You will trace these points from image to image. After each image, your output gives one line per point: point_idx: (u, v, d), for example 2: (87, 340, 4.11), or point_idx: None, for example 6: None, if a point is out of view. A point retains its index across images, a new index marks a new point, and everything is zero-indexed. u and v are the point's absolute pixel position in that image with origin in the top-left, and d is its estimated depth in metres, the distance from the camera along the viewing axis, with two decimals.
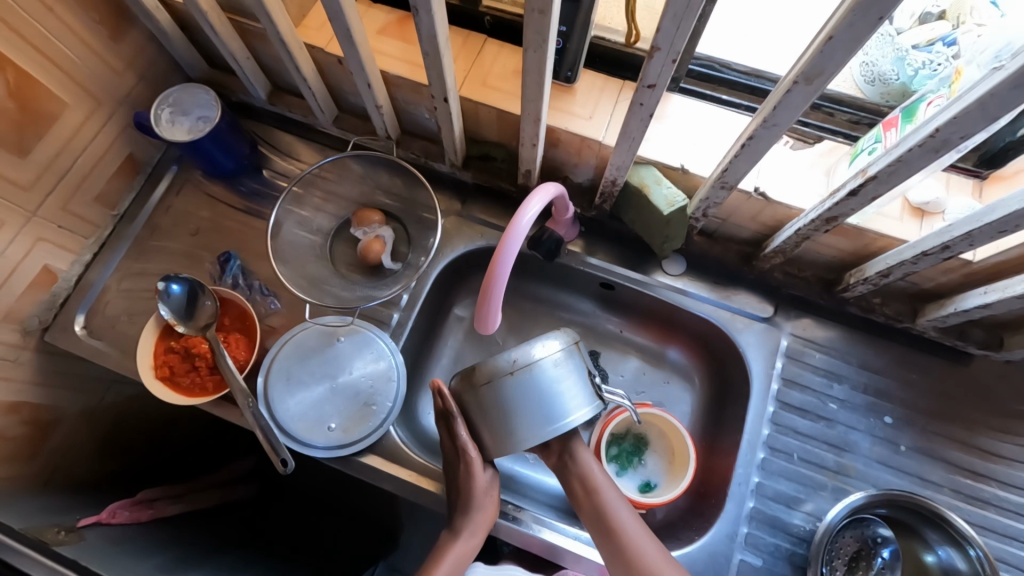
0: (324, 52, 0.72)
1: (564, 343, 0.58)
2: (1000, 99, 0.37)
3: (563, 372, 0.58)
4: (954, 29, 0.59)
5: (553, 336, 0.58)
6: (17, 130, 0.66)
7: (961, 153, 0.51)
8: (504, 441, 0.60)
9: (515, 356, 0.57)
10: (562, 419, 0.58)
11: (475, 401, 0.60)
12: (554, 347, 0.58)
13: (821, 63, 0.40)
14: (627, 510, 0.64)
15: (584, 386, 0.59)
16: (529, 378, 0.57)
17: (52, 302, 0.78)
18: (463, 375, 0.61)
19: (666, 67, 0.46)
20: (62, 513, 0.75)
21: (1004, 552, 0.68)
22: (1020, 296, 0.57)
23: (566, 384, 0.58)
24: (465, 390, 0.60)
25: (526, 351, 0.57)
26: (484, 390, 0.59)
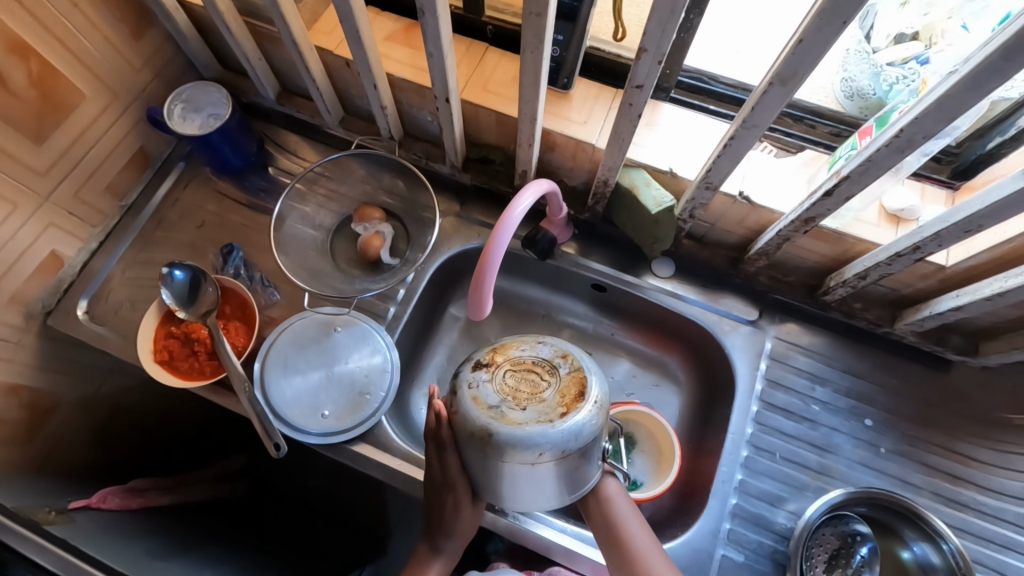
0: (334, 54, 0.76)
1: (594, 426, 0.50)
2: (955, 100, 0.40)
3: (581, 459, 0.52)
4: (926, 49, 0.64)
5: (585, 422, 0.49)
6: (36, 118, 0.68)
7: (923, 159, 0.57)
8: (497, 489, 0.57)
9: (541, 451, 0.48)
10: (563, 489, 0.56)
11: (478, 458, 0.52)
12: (584, 440, 0.50)
13: (794, 65, 0.43)
14: (640, 525, 0.62)
15: (595, 459, 0.55)
16: (548, 466, 0.50)
17: (57, 287, 0.80)
18: (470, 427, 0.50)
19: (653, 69, 0.49)
20: (53, 496, 0.76)
21: (982, 554, 0.69)
22: (990, 298, 0.59)
23: (578, 468, 0.54)
24: (468, 443, 0.51)
25: (553, 446, 0.49)
26: (491, 459, 0.50)
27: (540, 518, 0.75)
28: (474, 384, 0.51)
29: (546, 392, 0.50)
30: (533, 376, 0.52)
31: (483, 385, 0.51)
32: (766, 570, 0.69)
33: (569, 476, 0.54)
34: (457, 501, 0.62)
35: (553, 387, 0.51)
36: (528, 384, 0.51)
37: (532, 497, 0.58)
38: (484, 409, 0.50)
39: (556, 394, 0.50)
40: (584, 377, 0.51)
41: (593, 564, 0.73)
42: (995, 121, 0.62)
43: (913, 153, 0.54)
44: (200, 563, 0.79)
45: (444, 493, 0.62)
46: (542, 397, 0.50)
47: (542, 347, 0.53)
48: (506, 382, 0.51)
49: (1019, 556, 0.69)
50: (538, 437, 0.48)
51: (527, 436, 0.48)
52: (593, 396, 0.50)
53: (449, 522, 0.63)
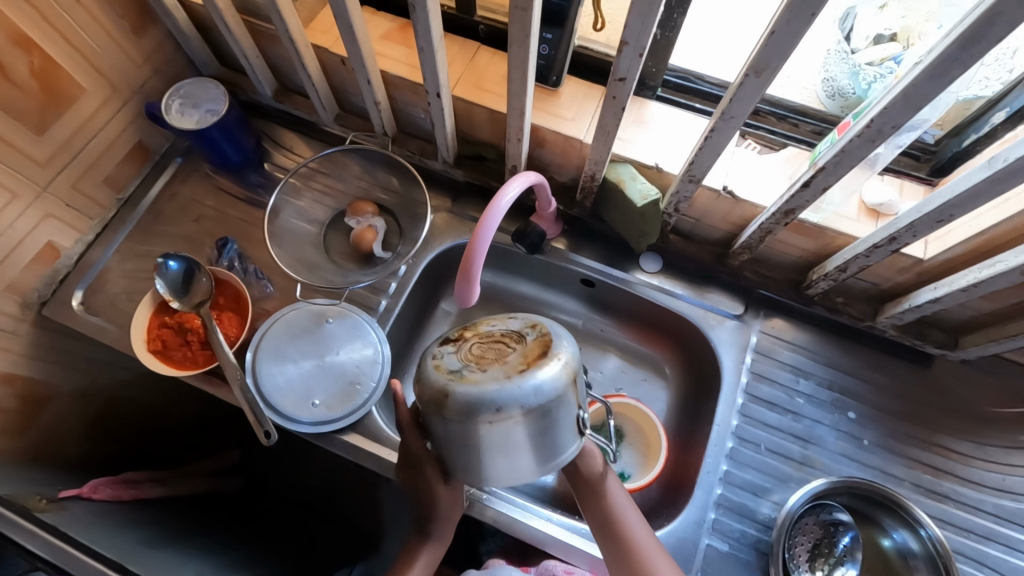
0: (330, 52, 0.78)
1: (559, 384, 0.49)
2: (920, 89, 0.42)
3: (549, 422, 0.51)
4: (905, 50, 0.65)
5: (547, 379, 0.49)
6: (37, 110, 0.70)
7: (895, 151, 0.60)
8: (470, 467, 0.55)
9: (499, 407, 0.48)
10: (539, 461, 0.54)
11: (443, 428, 0.51)
12: (545, 397, 0.49)
13: (768, 57, 0.45)
14: (637, 518, 0.63)
15: (569, 428, 0.54)
16: (510, 428, 0.49)
17: (54, 278, 0.81)
18: (430, 392, 0.50)
19: (634, 61, 0.51)
20: (46, 484, 0.76)
21: (962, 545, 0.70)
22: (965, 289, 0.61)
23: (549, 435, 0.52)
24: (432, 412, 0.51)
25: (511, 403, 0.48)
26: (452, 424, 0.50)
27: (527, 508, 0.76)
28: (438, 355, 0.53)
29: (509, 355, 0.50)
30: (500, 344, 0.52)
31: (448, 356, 0.52)
32: (750, 559, 0.70)
33: (541, 445, 0.53)
34: (427, 480, 0.65)
35: (518, 351, 0.51)
36: (493, 350, 0.52)
37: (507, 475, 0.55)
38: (444, 373, 0.50)
39: (520, 355, 0.50)
40: (550, 340, 0.51)
41: (590, 558, 0.73)
42: (971, 119, 0.64)
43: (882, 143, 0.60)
44: (190, 552, 0.79)
45: (421, 478, 0.65)
46: (505, 360, 0.50)
47: (512, 321, 0.54)
48: (471, 350, 0.52)
49: (1000, 546, 0.70)
50: (494, 392, 0.48)
51: (484, 394, 0.48)
52: (558, 355, 0.50)
53: (434, 506, 0.65)
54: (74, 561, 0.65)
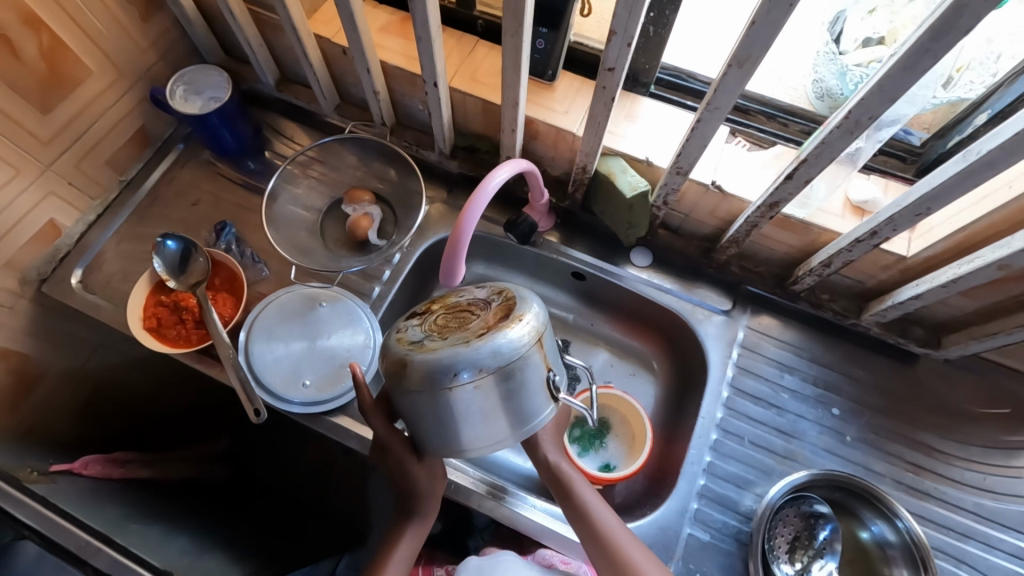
0: (331, 42, 0.79)
1: (520, 345, 0.52)
2: (893, 82, 0.43)
3: (513, 382, 0.53)
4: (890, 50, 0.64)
5: (508, 339, 0.51)
6: (44, 90, 0.72)
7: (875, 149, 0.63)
8: (446, 438, 0.58)
9: (456, 372, 0.51)
10: (510, 423, 0.57)
11: (411, 401, 0.55)
12: (505, 358, 0.51)
13: (749, 48, 0.47)
14: (609, 511, 0.64)
15: (539, 388, 0.56)
16: (474, 391, 0.52)
17: (53, 256, 0.83)
18: (393, 364, 0.54)
19: (622, 51, 0.53)
20: (36, 458, 0.78)
21: (941, 541, 0.71)
22: (945, 285, 0.62)
23: (517, 396, 0.55)
24: (400, 385, 0.54)
25: (471, 366, 0.51)
26: (419, 395, 0.53)
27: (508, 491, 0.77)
28: (404, 330, 0.58)
29: (470, 324, 0.54)
30: (464, 316, 0.57)
31: (413, 329, 0.57)
32: (730, 549, 0.70)
33: (509, 407, 0.55)
34: (398, 460, 0.67)
35: (480, 318, 0.55)
36: (455, 319, 0.56)
37: (482, 443, 0.58)
38: (405, 343, 0.55)
39: (481, 321, 0.54)
40: (510, 307, 0.55)
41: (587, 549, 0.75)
42: (955, 121, 0.66)
43: (863, 137, 0.62)
44: (177, 531, 0.80)
45: (397, 460, 0.67)
46: (467, 329, 0.54)
47: (479, 293, 0.60)
48: (435, 321, 0.57)
49: (979, 544, 0.71)
50: (450, 356, 0.51)
51: (441, 358, 0.51)
52: (518, 315, 0.53)
53: (414, 483, 0.67)
54: (63, 532, 0.66)
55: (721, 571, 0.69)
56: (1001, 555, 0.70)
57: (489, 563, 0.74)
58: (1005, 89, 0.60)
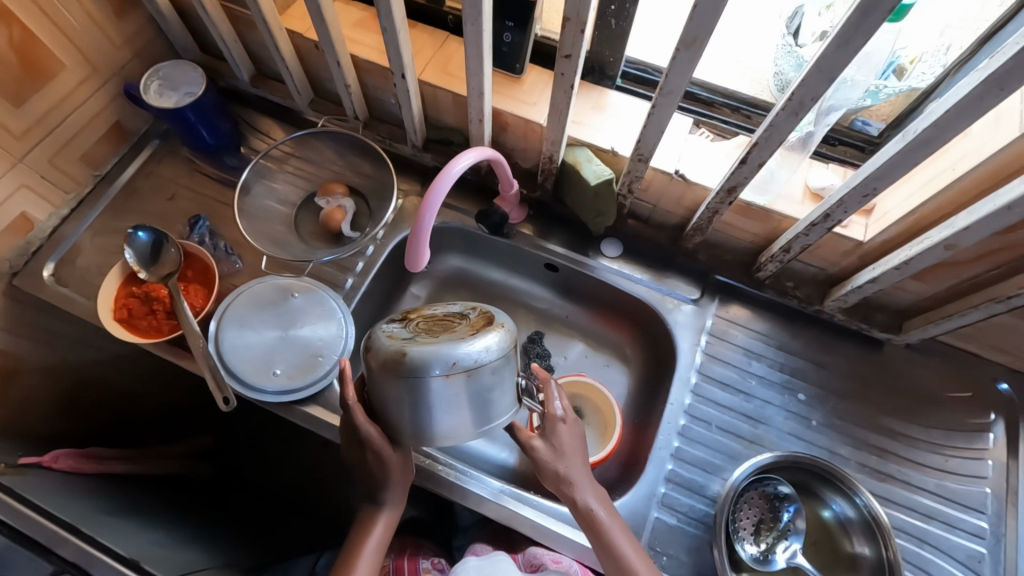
0: (303, 38, 0.81)
1: (505, 348, 0.53)
2: (830, 61, 0.46)
3: (496, 381, 0.54)
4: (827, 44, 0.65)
5: (497, 340, 0.52)
6: (17, 81, 0.72)
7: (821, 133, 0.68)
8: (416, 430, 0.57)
9: (454, 361, 0.50)
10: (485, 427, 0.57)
11: (399, 390, 0.53)
12: (495, 356, 0.52)
13: (695, 30, 0.49)
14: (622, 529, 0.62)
15: (511, 392, 0.57)
16: (461, 384, 0.52)
17: (26, 249, 0.83)
18: (383, 358, 0.52)
19: (577, 38, 0.55)
20: (5, 448, 0.74)
21: (904, 521, 0.72)
22: (898, 267, 0.64)
23: (497, 399, 0.56)
24: (386, 375, 0.52)
25: (465, 359, 0.50)
26: (407, 385, 0.51)
27: (476, 476, 0.77)
28: (388, 330, 0.55)
29: (456, 327, 0.54)
30: (445, 322, 0.56)
31: (397, 329, 0.55)
32: (697, 532, 0.71)
33: (485, 406, 0.56)
34: (378, 456, 0.65)
35: (463, 324, 0.55)
36: (439, 325, 0.55)
37: (454, 435, 0.58)
38: (396, 339, 0.53)
39: (466, 325, 0.54)
40: (491, 316, 0.55)
41: (578, 547, 0.73)
42: (910, 110, 0.67)
43: (812, 119, 0.68)
44: (153, 522, 0.79)
45: (365, 449, 0.65)
46: (453, 330, 0.54)
47: (453, 307, 0.60)
48: (418, 326, 0.56)
49: (942, 524, 0.72)
50: (448, 348, 0.50)
51: (440, 349, 0.50)
52: (501, 322, 0.54)
53: (386, 475, 0.66)
54: (29, 520, 0.65)
55: (688, 553, 0.70)
56: (963, 534, 0.71)
57: (487, 563, 0.75)
58: (950, 78, 0.61)
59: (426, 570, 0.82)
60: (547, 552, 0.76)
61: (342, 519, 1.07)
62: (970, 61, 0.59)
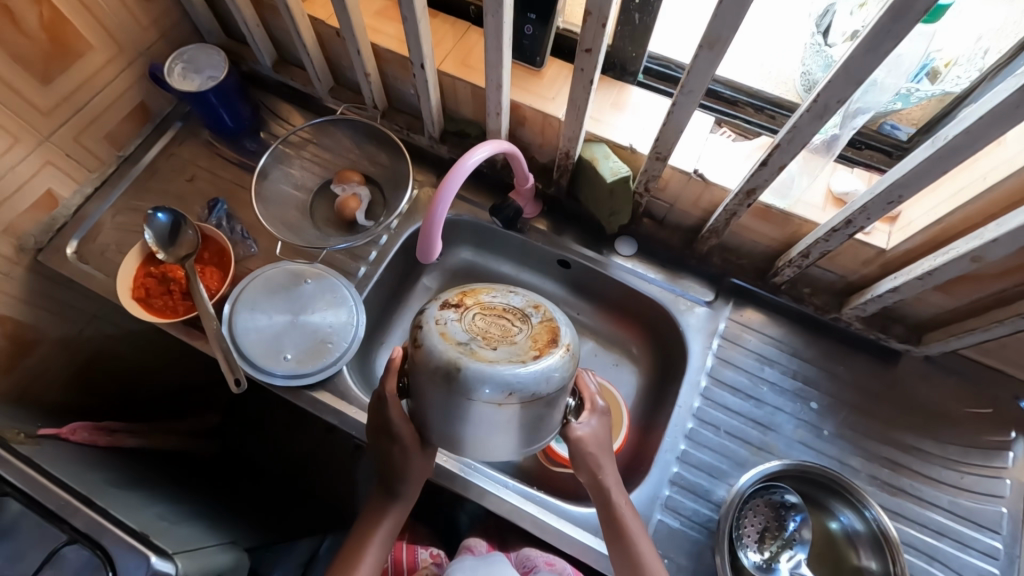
0: (325, 24, 0.81)
1: (564, 375, 0.51)
2: (859, 62, 0.44)
3: (547, 407, 0.53)
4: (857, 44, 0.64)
5: (559, 370, 0.50)
6: (46, 60, 0.74)
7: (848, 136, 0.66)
8: (448, 428, 0.57)
9: (512, 390, 0.48)
10: (523, 439, 0.57)
11: (444, 396, 0.51)
12: (553, 385, 0.50)
13: (718, 28, 0.47)
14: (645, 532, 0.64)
15: (557, 411, 0.56)
16: (510, 408, 0.51)
17: (50, 226, 0.84)
18: (436, 363, 0.49)
19: (598, 32, 0.54)
20: (25, 420, 0.77)
21: (913, 537, 0.71)
22: (921, 277, 0.62)
23: (542, 418, 0.55)
24: (433, 380, 0.50)
25: (523, 387, 0.49)
26: (454, 396, 0.50)
27: (480, 470, 0.77)
28: (442, 321, 0.51)
29: (517, 336, 0.51)
30: (504, 321, 0.52)
31: (453, 323, 0.51)
32: (699, 537, 0.70)
33: (526, 426, 0.55)
34: (404, 449, 0.66)
35: (524, 332, 0.52)
36: (499, 326, 0.52)
37: (483, 442, 0.58)
38: (453, 344, 0.49)
39: (528, 337, 0.51)
40: (554, 327, 0.53)
41: (576, 544, 0.73)
42: (942, 115, 0.65)
43: (837, 122, 0.66)
44: (163, 497, 0.81)
45: (392, 443, 0.66)
46: (513, 340, 0.51)
47: (513, 297, 0.55)
48: (475, 323, 0.52)
49: (953, 542, 0.70)
50: (509, 375, 0.48)
51: (500, 375, 0.48)
52: (564, 344, 0.51)
53: (394, 463, 0.67)
54: (42, 490, 0.67)
55: (689, 558, 0.69)
56: (975, 554, 0.69)
57: (482, 564, 0.75)
58: (986, 83, 0.59)
59: (423, 562, 0.83)
60: (542, 556, 0.78)
61: (348, 506, 1.09)
62: (1007, 66, 0.57)
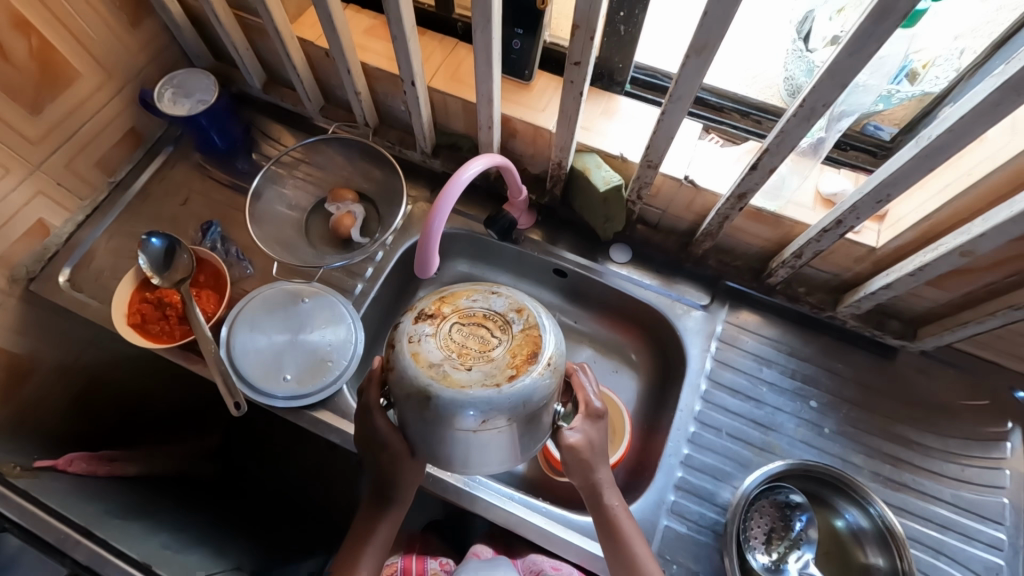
0: (314, 45, 0.81)
1: (543, 391, 0.51)
2: (842, 67, 0.45)
3: (529, 421, 0.53)
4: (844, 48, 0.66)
5: (535, 389, 0.50)
6: (35, 89, 0.74)
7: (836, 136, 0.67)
8: (433, 446, 0.58)
9: (486, 414, 0.49)
10: (510, 450, 0.58)
11: (422, 420, 0.52)
12: (532, 404, 0.50)
13: (704, 37, 0.49)
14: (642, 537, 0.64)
15: (541, 420, 0.56)
16: (489, 430, 0.51)
17: (42, 255, 0.84)
18: (411, 388, 0.50)
19: (586, 45, 0.55)
20: (21, 453, 0.76)
21: (919, 531, 0.71)
22: (912, 274, 0.63)
23: (526, 430, 0.56)
24: (410, 405, 0.51)
25: (499, 410, 0.49)
26: (431, 421, 0.51)
27: (482, 483, 0.77)
28: (416, 338, 0.51)
29: (496, 350, 0.51)
30: (483, 332, 0.52)
31: (428, 341, 0.51)
32: (707, 541, 0.70)
33: (510, 441, 0.56)
34: (393, 457, 0.65)
35: (503, 345, 0.51)
36: (475, 341, 0.52)
37: (469, 458, 0.59)
38: (426, 367, 0.49)
39: (505, 353, 0.51)
40: (535, 337, 0.52)
41: (582, 552, 0.73)
42: (923, 115, 0.66)
43: (822, 125, 0.66)
44: (164, 525, 0.79)
45: (381, 451, 0.65)
46: (491, 355, 0.51)
47: (495, 300, 0.54)
48: (452, 338, 0.52)
49: (958, 535, 0.71)
50: (482, 400, 0.48)
51: (472, 400, 0.48)
52: (544, 358, 0.51)
53: (394, 475, 0.67)
54: (44, 524, 0.67)
55: (698, 562, 0.69)
56: (980, 545, 0.70)
57: (488, 566, 0.74)
58: (965, 82, 0.61)
59: (433, 570, 0.81)
60: (548, 560, 0.78)
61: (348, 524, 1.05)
62: (984, 65, 0.59)
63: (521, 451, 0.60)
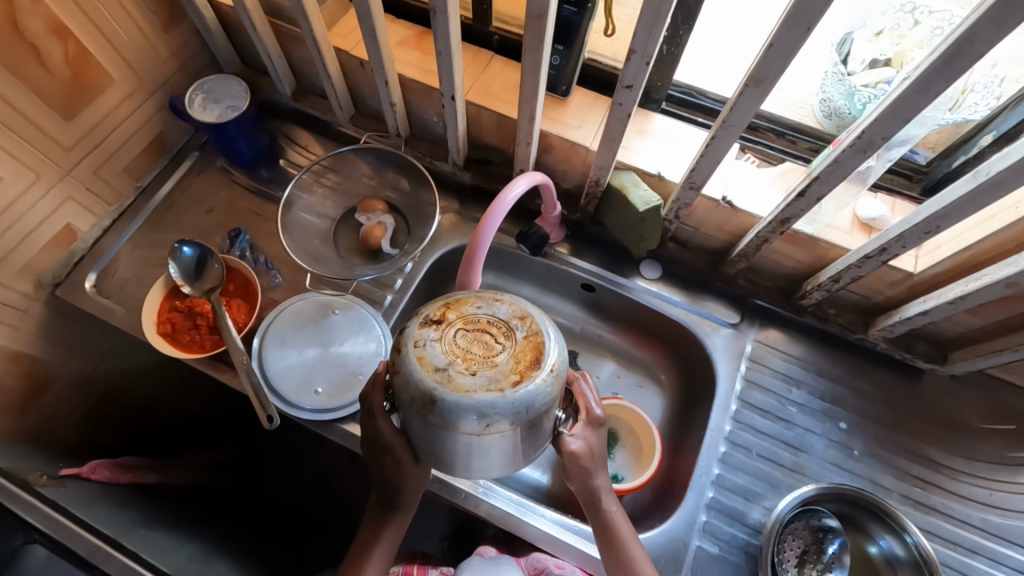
0: (350, 54, 0.81)
1: (546, 396, 0.48)
2: (906, 102, 0.46)
3: (531, 427, 0.50)
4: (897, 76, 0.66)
5: (538, 394, 0.47)
6: (69, 96, 0.73)
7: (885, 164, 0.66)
8: (433, 450, 0.55)
9: (488, 419, 0.46)
10: (512, 454, 0.55)
11: (423, 422, 0.49)
12: (536, 410, 0.47)
13: (765, 68, 0.49)
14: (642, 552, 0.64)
15: (546, 425, 0.53)
16: (491, 436, 0.48)
17: (68, 260, 0.82)
18: (414, 392, 0.47)
19: (640, 70, 0.55)
20: (46, 462, 0.75)
21: (948, 556, 0.71)
22: (952, 302, 0.63)
23: (525, 436, 0.52)
24: (414, 408, 0.48)
25: (503, 415, 0.46)
26: (433, 425, 0.48)
27: (500, 493, 0.77)
28: (421, 342, 0.48)
29: (500, 356, 0.47)
30: (487, 338, 0.48)
31: (431, 346, 0.47)
32: (739, 562, 0.70)
33: (511, 446, 0.52)
34: (397, 460, 0.62)
35: (506, 352, 0.48)
36: (478, 344, 0.47)
37: (470, 463, 0.56)
38: (430, 371, 0.46)
39: (508, 358, 0.47)
40: (540, 343, 0.48)
41: (581, 554, 0.74)
42: (961, 141, 0.66)
43: (874, 156, 0.65)
44: (188, 536, 0.78)
45: (385, 453, 0.61)
46: (495, 361, 0.47)
47: (500, 306, 0.50)
48: (457, 343, 0.48)
49: (986, 560, 0.71)
50: (485, 404, 0.45)
51: (474, 404, 0.45)
52: (548, 365, 0.48)
53: (396, 478, 0.64)
54: (73, 535, 0.65)
55: None
56: (1009, 571, 0.70)
57: (490, 563, 0.74)
58: (1008, 112, 0.61)
59: None
60: (552, 557, 0.74)
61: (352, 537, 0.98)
62: None
63: (525, 456, 0.58)
